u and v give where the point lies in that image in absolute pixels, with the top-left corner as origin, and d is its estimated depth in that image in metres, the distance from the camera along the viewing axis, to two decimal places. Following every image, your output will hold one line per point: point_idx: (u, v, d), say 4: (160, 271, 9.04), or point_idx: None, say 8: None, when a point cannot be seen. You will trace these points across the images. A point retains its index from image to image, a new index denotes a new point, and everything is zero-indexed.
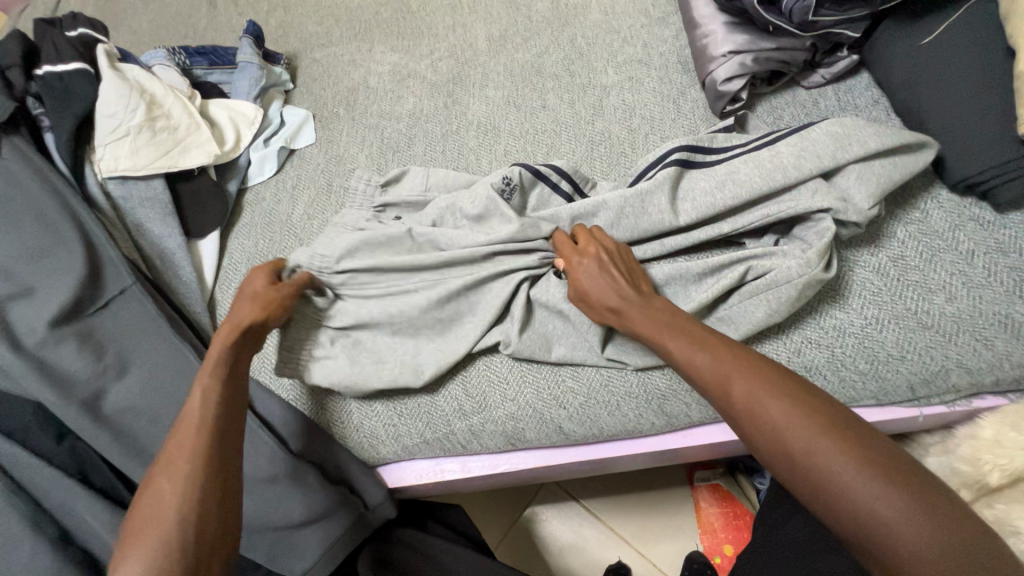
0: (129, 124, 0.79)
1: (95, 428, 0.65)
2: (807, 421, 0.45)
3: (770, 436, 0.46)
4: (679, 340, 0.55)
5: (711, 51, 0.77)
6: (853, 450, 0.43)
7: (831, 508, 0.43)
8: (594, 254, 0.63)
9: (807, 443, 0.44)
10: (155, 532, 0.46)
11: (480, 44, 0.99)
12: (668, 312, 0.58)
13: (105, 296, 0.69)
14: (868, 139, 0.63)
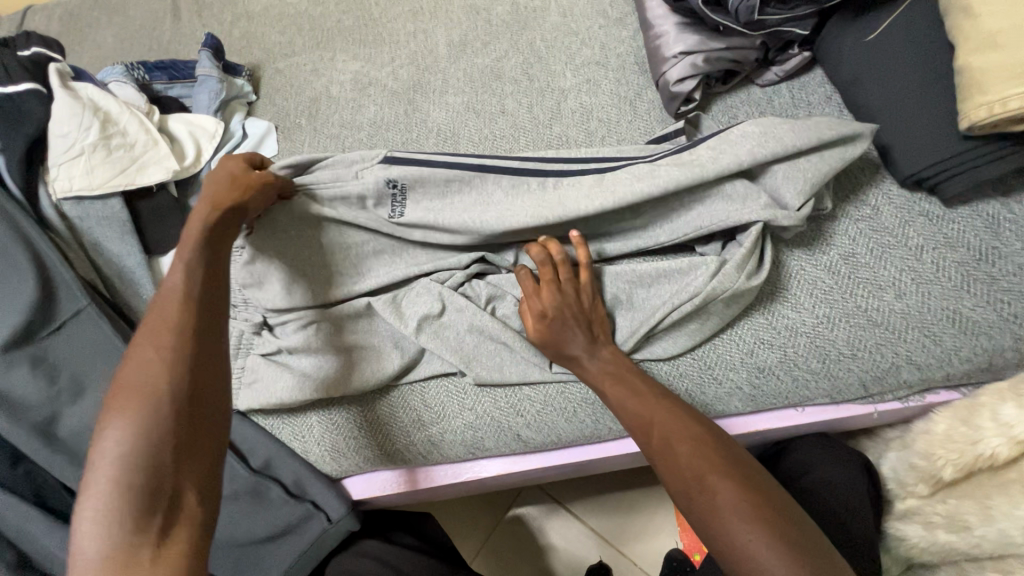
0: (83, 143, 0.78)
1: (52, 451, 0.66)
2: (730, 494, 0.47)
3: (693, 501, 0.49)
4: (622, 395, 0.57)
5: (664, 52, 0.77)
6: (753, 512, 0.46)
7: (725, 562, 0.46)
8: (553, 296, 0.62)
9: (723, 517, 0.46)
10: (147, 400, 0.44)
11: (440, 50, 0.99)
12: (621, 367, 0.60)
13: (58, 318, 0.69)
14: (803, 138, 0.63)
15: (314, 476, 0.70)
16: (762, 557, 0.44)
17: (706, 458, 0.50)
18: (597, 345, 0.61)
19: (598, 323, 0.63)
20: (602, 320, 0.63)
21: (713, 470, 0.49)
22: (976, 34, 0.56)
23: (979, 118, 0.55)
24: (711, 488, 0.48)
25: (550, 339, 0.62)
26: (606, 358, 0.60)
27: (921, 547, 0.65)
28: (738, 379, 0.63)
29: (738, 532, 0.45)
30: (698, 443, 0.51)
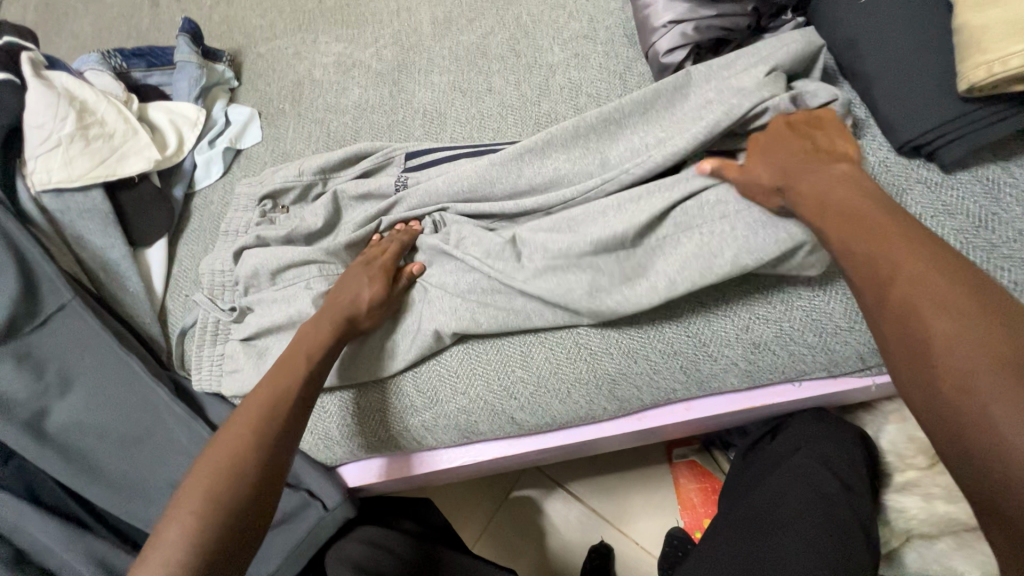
0: (59, 134, 0.76)
1: (41, 447, 0.65)
2: (963, 310, 0.38)
3: (901, 316, 0.41)
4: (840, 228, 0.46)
5: (653, 22, 0.75)
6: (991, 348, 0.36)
7: (934, 401, 0.38)
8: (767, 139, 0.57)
9: (940, 332, 0.38)
10: (227, 465, 0.51)
11: (424, 28, 0.96)
12: (847, 185, 0.48)
13: (42, 313, 0.68)
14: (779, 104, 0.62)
15: (313, 463, 0.71)
16: (983, 386, 0.35)
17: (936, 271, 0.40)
18: (825, 164, 0.51)
19: (827, 144, 0.54)
20: (839, 140, 0.54)
21: (950, 285, 0.39)
22: None
23: (978, 78, 0.53)
24: (944, 303, 0.39)
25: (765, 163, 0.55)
26: (835, 175, 0.50)
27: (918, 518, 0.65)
28: (734, 356, 0.63)
29: (959, 361, 0.37)
30: (930, 257, 0.41)
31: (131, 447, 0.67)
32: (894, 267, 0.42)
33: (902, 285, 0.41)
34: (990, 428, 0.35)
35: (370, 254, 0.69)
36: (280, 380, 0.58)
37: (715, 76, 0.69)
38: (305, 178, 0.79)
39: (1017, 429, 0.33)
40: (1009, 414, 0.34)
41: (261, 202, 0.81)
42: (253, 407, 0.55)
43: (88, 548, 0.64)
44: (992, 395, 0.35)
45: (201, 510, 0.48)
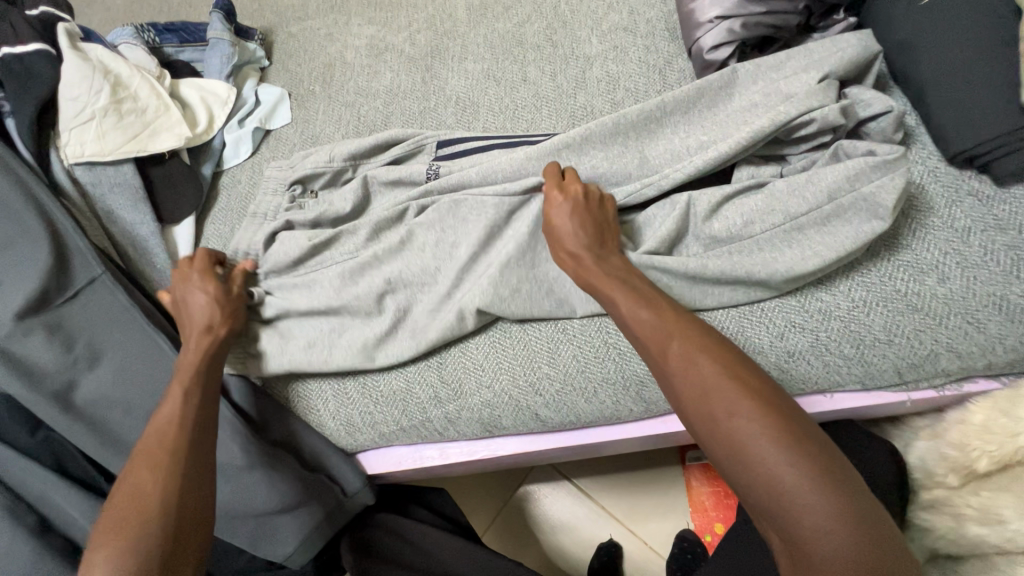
0: (94, 107, 0.76)
1: (68, 419, 0.65)
2: (775, 441, 0.43)
3: (727, 441, 0.45)
4: (635, 305, 0.55)
5: (698, 17, 0.73)
6: (770, 433, 0.44)
7: (734, 474, 0.45)
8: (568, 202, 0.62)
9: (776, 454, 0.43)
10: (136, 502, 0.52)
11: (460, 14, 0.94)
12: (654, 318, 0.54)
13: (73, 286, 0.68)
14: (828, 107, 0.60)
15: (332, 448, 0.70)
16: (802, 492, 0.41)
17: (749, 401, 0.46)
18: (604, 258, 0.60)
19: (608, 239, 0.61)
20: (613, 237, 0.62)
21: (731, 389, 0.47)
22: None
23: None
24: (757, 430, 0.44)
25: (557, 238, 0.62)
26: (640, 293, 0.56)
27: (948, 538, 0.64)
28: (767, 363, 0.61)
29: (789, 476, 0.42)
30: (743, 385, 0.47)
31: None
32: (680, 355, 0.50)
33: (728, 422, 0.45)
34: (818, 533, 0.40)
35: (179, 272, 0.69)
36: (182, 401, 0.59)
37: (760, 78, 0.68)
38: (335, 164, 0.78)
39: (828, 535, 0.40)
40: (803, 494, 0.41)
41: (289, 186, 0.79)
42: (150, 441, 0.56)
43: None
44: (811, 509, 0.41)
45: (119, 549, 0.49)
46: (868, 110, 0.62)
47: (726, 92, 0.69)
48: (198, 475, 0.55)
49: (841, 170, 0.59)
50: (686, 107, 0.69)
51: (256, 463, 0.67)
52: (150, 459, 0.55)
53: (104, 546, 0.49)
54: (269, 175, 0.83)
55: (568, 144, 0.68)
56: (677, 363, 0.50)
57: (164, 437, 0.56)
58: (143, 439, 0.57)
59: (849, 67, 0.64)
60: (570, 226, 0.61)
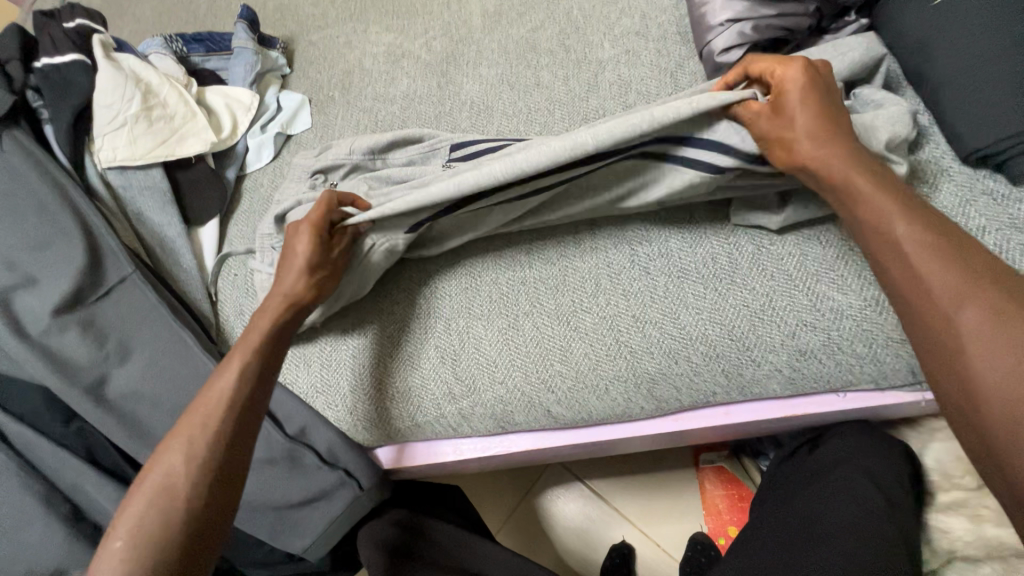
0: (126, 114, 0.80)
1: (100, 411, 0.68)
2: (983, 316, 0.41)
3: (930, 310, 0.44)
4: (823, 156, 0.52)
5: (709, 20, 0.74)
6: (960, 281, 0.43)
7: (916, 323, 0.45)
8: (794, 92, 0.54)
9: (978, 326, 0.41)
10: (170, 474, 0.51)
11: (474, 21, 0.97)
12: (886, 195, 0.49)
13: (106, 284, 0.71)
14: None
15: (348, 444, 0.72)
16: (974, 321, 0.42)
17: (968, 283, 0.43)
18: (865, 163, 0.52)
19: (856, 139, 0.54)
20: (861, 140, 0.54)
21: (925, 249, 0.46)
22: None
23: None
24: (965, 300, 0.42)
25: (792, 156, 0.54)
26: (879, 179, 0.51)
27: (965, 539, 0.65)
28: (778, 362, 0.62)
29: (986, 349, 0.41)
30: (956, 264, 0.44)
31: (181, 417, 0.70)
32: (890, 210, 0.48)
33: (932, 293, 0.44)
34: (1003, 395, 0.39)
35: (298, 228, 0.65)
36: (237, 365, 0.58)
37: None
38: (354, 157, 0.81)
39: (1012, 400, 0.39)
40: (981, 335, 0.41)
41: (312, 175, 0.83)
42: (200, 411, 0.55)
43: None
44: (1005, 373, 0.39)
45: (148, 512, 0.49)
46: (880, 110, 0.62)
47: None
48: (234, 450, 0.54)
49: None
50: (696, 107, 0.70)
51: (279, 455, 0.71)
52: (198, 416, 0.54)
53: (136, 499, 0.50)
54: (295, 165, 0.87)
55: None
56: (891, 229, 0.48)
57: (209, 402, 0.55)
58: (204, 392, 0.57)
59: (858, 69, 0.65)
60: (817, 140, 0.53)
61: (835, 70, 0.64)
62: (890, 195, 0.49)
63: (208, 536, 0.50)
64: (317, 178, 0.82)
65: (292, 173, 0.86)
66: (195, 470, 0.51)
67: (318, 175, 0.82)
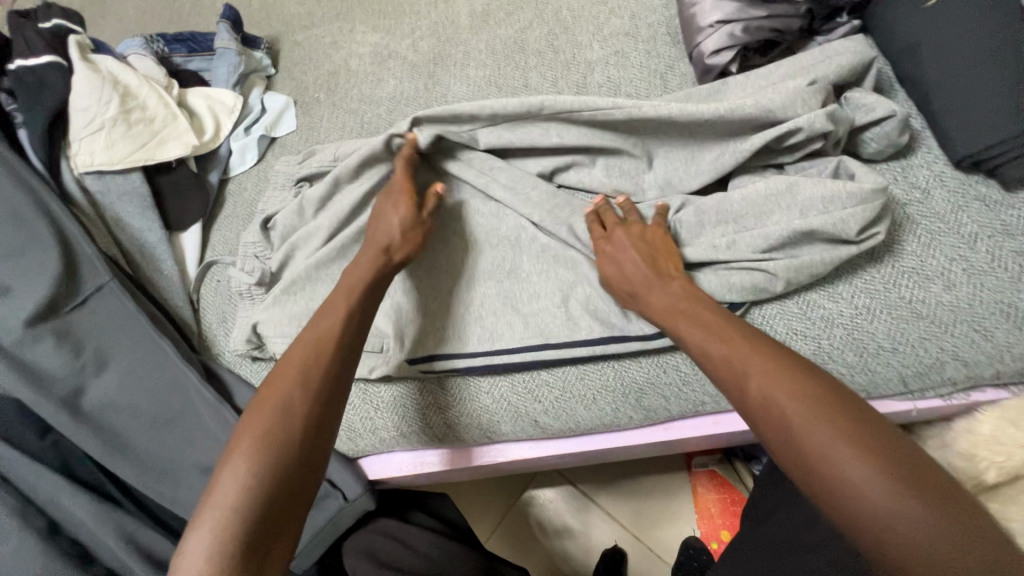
0: (103, 117, 0.78)
1: (76, 424, 0.67)
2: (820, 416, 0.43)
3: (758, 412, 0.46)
4: (635, 265, 0.59)
5: (699, 21, 0.72)
6: (793, 389, 0.45)
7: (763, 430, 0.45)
8: (614, 233, 0.61)
9: (792, 414, 0.44)
10: (280, 421, 0.49)
11: (462, 21, 0.95)
12: (697, 308, 0.54)
13: (82, 293, 0.69)
14: (814, 115, 0.60)
15: (334, 454, 0.71)
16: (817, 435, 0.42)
17: (801, 393, 0.44)
18: (664, 278, 0.57)
19: (664, 260, 0.59)
20: (670, 255, 0.59)
21: (750, 362, 0.48)
22: None
23: None
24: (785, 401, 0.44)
25: (623, 282, 0.59)
26: (672, 292, 0.56)
27: None
28: None
29: (830, 441, 0.42)
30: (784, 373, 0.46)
31: (162, 428, 0.69)
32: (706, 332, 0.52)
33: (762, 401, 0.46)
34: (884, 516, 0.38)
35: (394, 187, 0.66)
36: (328, 323, 0.56)
37: (757, 85, 0.68)
38: (339, 163, 0.80)
39: (896, 510, 0.38)
40: (837, 451, 0.41)
41: (297, 183, 0.82)
42: (300, 352, 0.54)
43: (119, 524, 0.65)
44: (862, 480, 0.39)
45: (252, 454, 0.47)
46: (870, 115, 0.61)
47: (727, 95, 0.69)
48: (336, 394, 0.53)
49: (828, 186, 0.59)
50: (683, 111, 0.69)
51: None
52: (300, 359, 0.53)
53: (236, 450, 0.47)
54: (277, 170, 0.85)
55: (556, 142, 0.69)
56: (692, 337, 0.53)
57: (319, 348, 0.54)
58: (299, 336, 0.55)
59: (848, 73, 0.64)
60: (626, 253, 0.59)
61: (826, 73, 0.63)
62: (687, 302, 0.55)
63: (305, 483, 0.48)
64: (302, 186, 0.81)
65: (273, 182, 0.85)
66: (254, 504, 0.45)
67: (303, 183, 0.82)
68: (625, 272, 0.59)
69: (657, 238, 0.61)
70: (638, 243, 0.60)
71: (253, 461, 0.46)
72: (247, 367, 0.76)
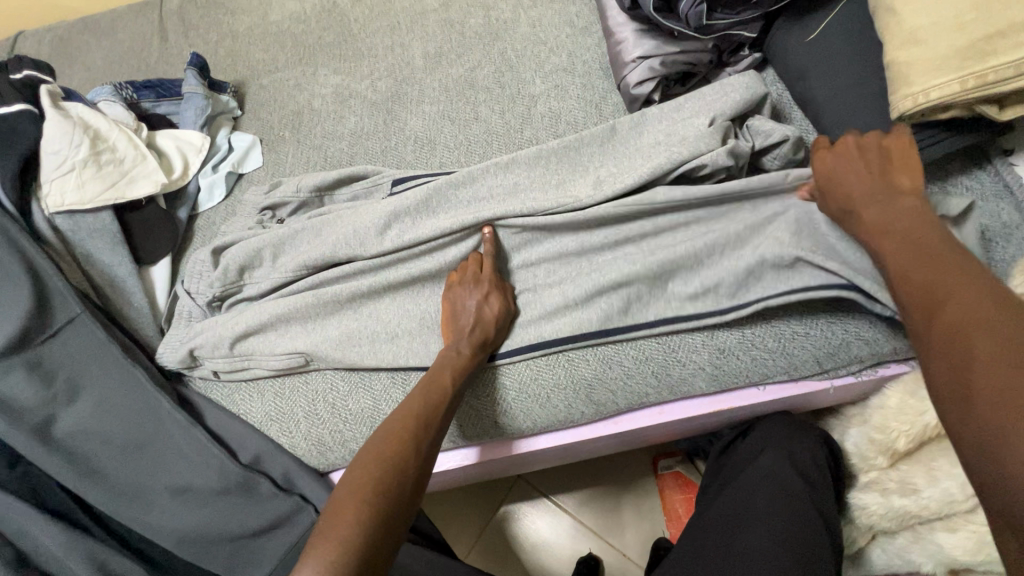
0: (74, 159, 0.82)
1: (47, 453, 0.68)
2: (986, 325, 0.38)
3: (932, 322, 0.42)
4: (854, 179, 0.58)
5: (624, 57, 0.82)
6: (988, 298, 0.40)
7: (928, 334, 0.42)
8: (837, 158, 0.61)
9: (969, 321, 0.39)
10: (376, 484, 0.54)
11: (417, 62, 1.03)
12: (909, 219, 0.52)
13: (53, 326, 0.72)
14: (716, 152, 0.68)
15: (304, 469, 0.74)
16: (977, 342, 0.38)
17: (985, 303, 0.40)
18: (897, 195, 0.54)
19: (898, 177, 0.56)
20: (907, 169, 0.57)
21: (958, 274, 0.43)
22: (899, 32, 0.60)
23: (907, 108, 0.59)
24: (956, 306, 0.41)
25: (833, 195, 0.60)
26: (905, 207, 0.53)
27: (879, 514, 0.69)
28: (701, 360, 0.68)
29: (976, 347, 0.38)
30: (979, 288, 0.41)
31: (133, 453, 0.71)
32: (901, 250, 0.49)
33: (938, 303, 0.43)
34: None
35: (470, 279, 0.72)
36: (431, 397, 0.63)
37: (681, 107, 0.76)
38: (302, 195, 0.86)
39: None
40: (997, 364, 0.36)
41: (261, 211, 0.87)
42: (405, 420, 0.60)
43: (89, 551, 0.66)
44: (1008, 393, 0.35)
45: (363, 520, 0.51)
46: (769, 139, 0.70)
47: (652, 118, 0.77)
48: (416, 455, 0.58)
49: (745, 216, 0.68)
50: (611, 139, 0.77)
51: (231, 485, 0.71)
52: (399, 432, 0.59)
53: (339, 519, 0.51)
54: (246, 200, 0.90)
55: (496, 163, 0.78)
56: (894, 255, 0.50)
57: (415, 421, 0.60)
58: (395, 415, 0.61)
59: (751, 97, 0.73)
60: (470, 302, 0.70)
61: (733, 99, 0.72)
62: (926, 228, 0.50)
63: (382, 545, 0.51)
64: (266, 214, 0.87)
65: (242, 209, 0.90)
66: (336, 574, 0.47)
67: (267, 212, 0.87)
68: (849, 177, 0.58)
69: (902, 149, 0.58)
70: (873, 162, 0.58)
71: (315, 541, 0.50)
72: (218, 390, 0.79)
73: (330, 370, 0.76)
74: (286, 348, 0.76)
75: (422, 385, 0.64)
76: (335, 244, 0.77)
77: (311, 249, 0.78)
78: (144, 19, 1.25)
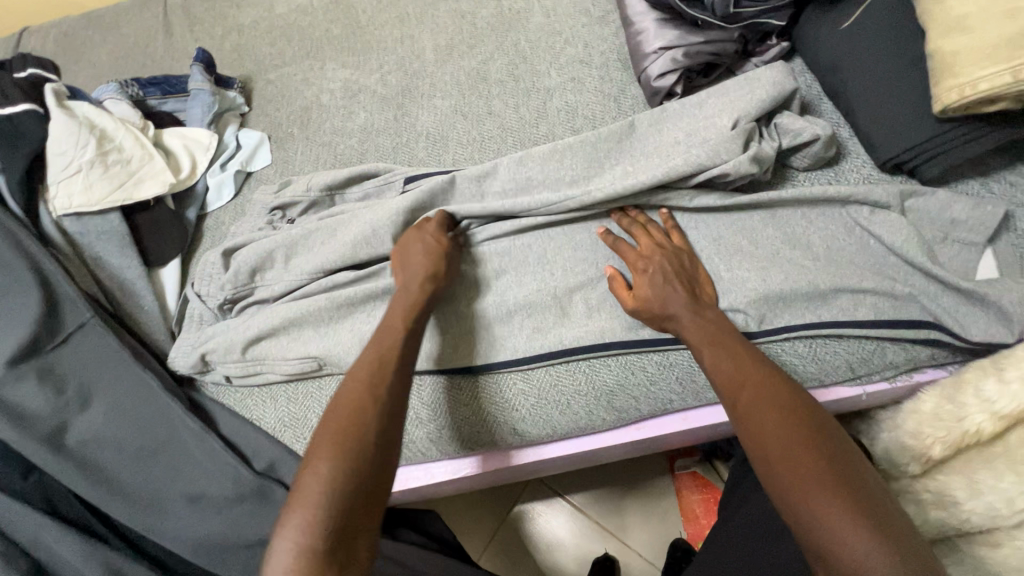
0: (80, 161, 0.80)
1: (59, 461, 0.67)
2: (815, 474, 0.46)
3: (769, 457, 0.49)
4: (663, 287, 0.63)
5: (645, 48, 0.78)
6: (810, 444, 0.48)
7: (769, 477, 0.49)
8: (656, 259, 0.65)
9: (800, 467, 0.47)
10: (345, 440, 0.53)
11: (427, 54, 1.00)
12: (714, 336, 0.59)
13: (63, 332, 0.71)
14: (738, 160, 0.65)
15: None
16: (812, 494, 0.46)
17: (806, 446, 0.48)
18: (700, 306, 0.62)
19: (700, 288, 0.64)
20: (705, 282, 0.65)
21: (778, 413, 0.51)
22: (944, 20, 0.57)
23: (952, 100, 0.56)
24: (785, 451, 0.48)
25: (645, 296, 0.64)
26: (708, 319, 0.61)
27: None
28: None
29: (813, 499, 0.45)
30: (800, 429, 0.50)
31: (146, 460, 0.70)
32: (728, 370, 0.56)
33: (769, 445, 0.50)
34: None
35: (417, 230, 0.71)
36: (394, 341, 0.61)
37: (707, 101, 0.73)
38: (313, 194, 0.84)
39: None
40: (832, 519, 0.44)
41: (271, 211, 0.85)
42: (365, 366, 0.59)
43: (103, 560, 0.65)
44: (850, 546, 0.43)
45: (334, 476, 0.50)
46: (798, 140, 0.67)
47: (675, 112, 0.74)
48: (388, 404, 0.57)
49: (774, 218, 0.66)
50: (631, 134, 0.74)
51: (245, 492, 0.70)
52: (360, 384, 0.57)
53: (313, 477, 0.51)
54: (255, 199, 0.88)
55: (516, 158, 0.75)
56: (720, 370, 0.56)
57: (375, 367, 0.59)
58: (357, 365, 0.60)
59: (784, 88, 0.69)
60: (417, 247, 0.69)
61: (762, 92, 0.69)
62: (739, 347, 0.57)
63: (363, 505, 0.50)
64: (276, 213, 0.85)
65: (251, 208, 0.88)
66: (312, 562, 0.47)
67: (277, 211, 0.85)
68: (646, 278, 0.64)
69: (683, 257, 0.66)
70: (681, 270, 0.65)
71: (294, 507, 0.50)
72: (232, 395, 0.78)
73: (343, 375, 0.74)
74: (301, 353, 0.74)
75: (382, 331, 0.63)
76: (349, 246, 0.74)
77: (324, 250, 0.76)
78: (149, 14, 1.23)
